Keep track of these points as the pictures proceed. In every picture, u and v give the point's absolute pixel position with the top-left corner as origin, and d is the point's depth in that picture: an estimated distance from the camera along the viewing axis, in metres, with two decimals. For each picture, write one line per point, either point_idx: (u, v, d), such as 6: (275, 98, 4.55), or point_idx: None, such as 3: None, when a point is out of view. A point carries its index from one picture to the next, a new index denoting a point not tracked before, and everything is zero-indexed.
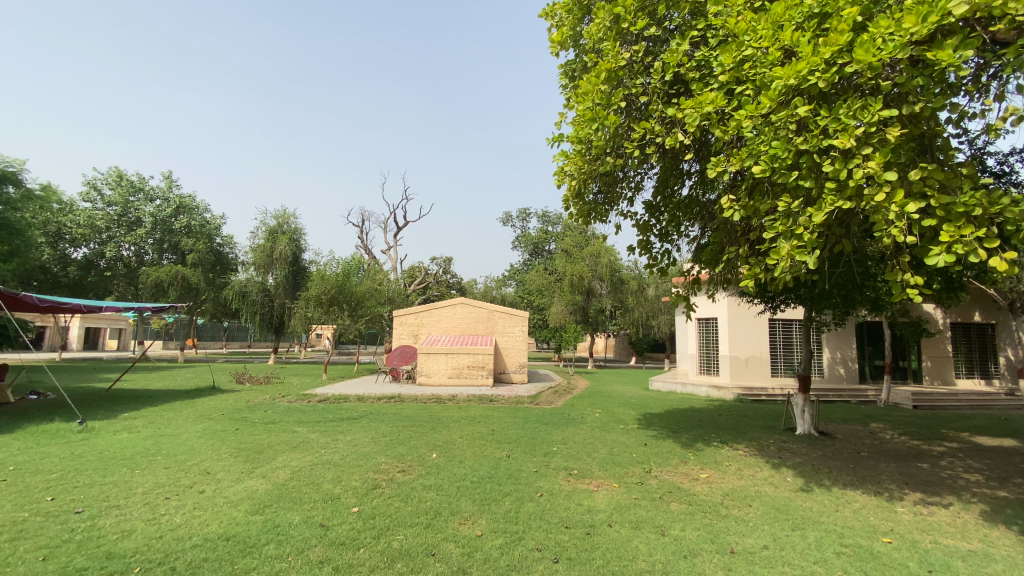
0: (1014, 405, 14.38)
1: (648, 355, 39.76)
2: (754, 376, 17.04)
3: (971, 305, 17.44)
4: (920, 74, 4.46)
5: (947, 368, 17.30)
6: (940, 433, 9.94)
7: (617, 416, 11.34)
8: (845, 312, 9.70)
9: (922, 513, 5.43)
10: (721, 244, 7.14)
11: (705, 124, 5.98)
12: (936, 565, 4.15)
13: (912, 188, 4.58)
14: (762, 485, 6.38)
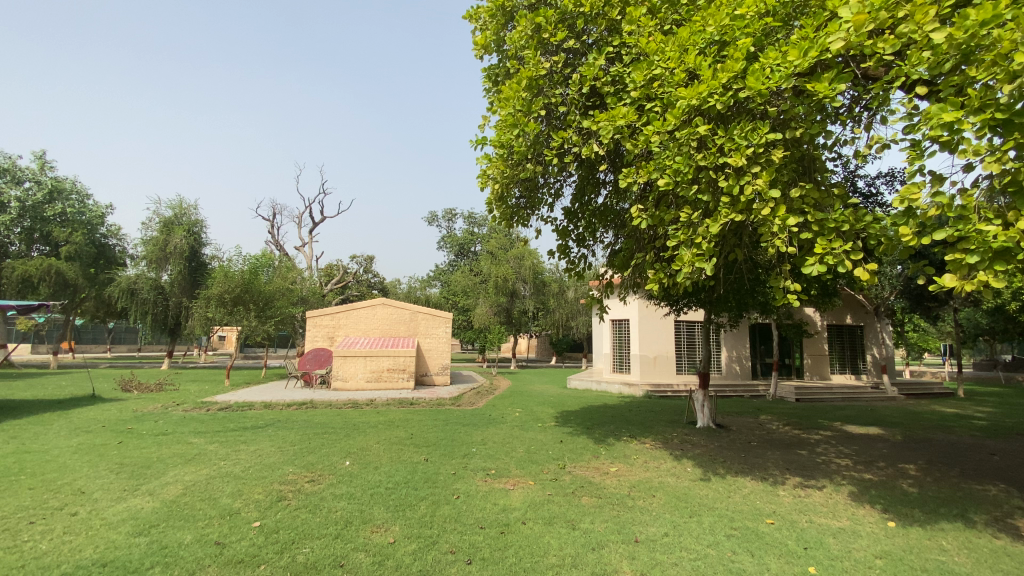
0: (876, 397, 16.56)
1: (568, 355, 41.05)
2: (662, 374, 18.21)
3: (844, 309, 19.86)
4: (801, 103, 5.00)
5: (823, 365, 19.58)
6: (818, 423, 11.21)
7: (537, 415, 11.58)
8: (739, 315, 10.65)
9: (799, 495, 6.10)
10: (632, 251, 7.57)
11: (618, 137, 6.31)
12: (809, 541, 4.67)
13: (794, 205, 5.12)
14: (666, 476, 6.83)
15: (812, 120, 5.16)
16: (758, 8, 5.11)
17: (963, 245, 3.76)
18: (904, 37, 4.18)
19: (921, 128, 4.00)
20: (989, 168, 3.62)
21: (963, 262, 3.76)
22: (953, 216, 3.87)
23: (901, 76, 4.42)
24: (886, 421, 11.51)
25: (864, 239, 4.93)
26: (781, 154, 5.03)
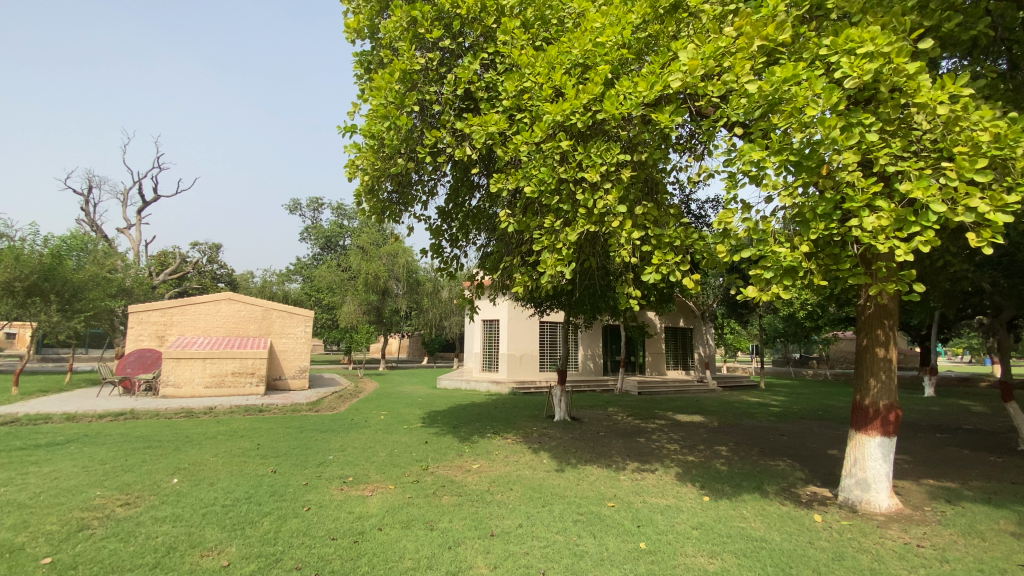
0: (701, 389, 19.33)
1: (439, 356, 40.92)
2: (526, 371, 19.12)
3: (678, 313, 22.81)
4: (648, 130, 5.61)
5: (661, 362, 22.30)
6: (656, 413, 12.68)
7: (402, 416, 11.32)
8: (593, 317, 11.62)
9: (637, 478, 6.84)
10: (501, 254, 7.81)
11: (489, 142, 6.48)
12: (641, 519, 5.26)
13: (639, 221, 5.73)
14: (524, 469, 7.18)
15: (656, 147, 5.82)
16: (616, 39, 5.61)
17: (762, 262, 4.53)
18: (727, 85, 4.91)
19: (736, 163, 4.73)
20: (782, 201, 4.40)
21: (762, 276, 4.52)
22: (757, 238, 4.64)
23: (725, 117, 5.18)
24: (707, 410, 13.44)
25: (693, 254, 5.69)
26: (630, 174, 5.60)
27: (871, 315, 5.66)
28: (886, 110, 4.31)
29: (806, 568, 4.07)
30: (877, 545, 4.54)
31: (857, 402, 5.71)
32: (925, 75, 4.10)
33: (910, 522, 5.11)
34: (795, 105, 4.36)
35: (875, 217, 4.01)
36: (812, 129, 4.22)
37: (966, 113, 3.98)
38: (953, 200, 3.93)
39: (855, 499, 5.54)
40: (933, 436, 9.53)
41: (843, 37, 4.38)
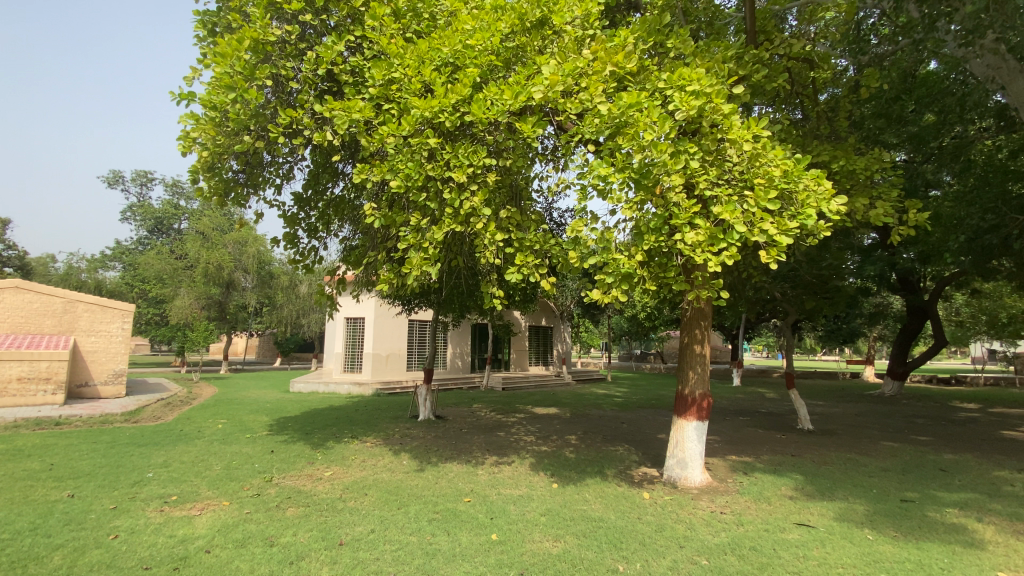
0: (559, 383, 20.69)
1: (296, 356, 37.80)
2: (392, 371, 18.58)
3: (541, 313, 24.10)
4: (513, 137, 5.83)
5: (524, 359, 23.39)
6: (516, 408, 13.26)
7: (245, 424, 10.22)
8: (459, 316, 11.72)
9: (494, 472, 7.07)
10: (365, 248, 7.48)
11: (353, 130, 6.17)
12: (495, 511, 5.44)
13: (503, 224, 5.92)
14: (381, 472, 6.96)
15: (521, 153, 6.08)
16: (485, 44, 5.74)
17: (606, 269, 5.00)
18: (583, 104, 5.33)
19: (588, 176, 5.15)
20: (626, 214, 4.89)
21: (606, 282, 4.98)
22: (604, 246, 5.08)
23: (581, 132, 5.61)
24: (562, 403, 14.42)
25: (551, 258, 6.05)
26: (495, 178, 5.78)
27: (691, 316, 6.60)
28: (707, 141, 5.04)
29: (634, 541, 4.57)
30: (690, 515, 5.29)
31: (679, 392, 6.58)
32: (736, 115, 4.88)
33: (716, 492, 6.05)
34: (637, 129, 4.88)
35: (694, 234, 4.66)
36: (649, 152, 4.77)
37: (763, 152, 4.82)
38: (751, 223, 4.74)
39: (675, 476, 6.40)
40: (737, 419, 11.41)
41: (677, 75, 5.03)
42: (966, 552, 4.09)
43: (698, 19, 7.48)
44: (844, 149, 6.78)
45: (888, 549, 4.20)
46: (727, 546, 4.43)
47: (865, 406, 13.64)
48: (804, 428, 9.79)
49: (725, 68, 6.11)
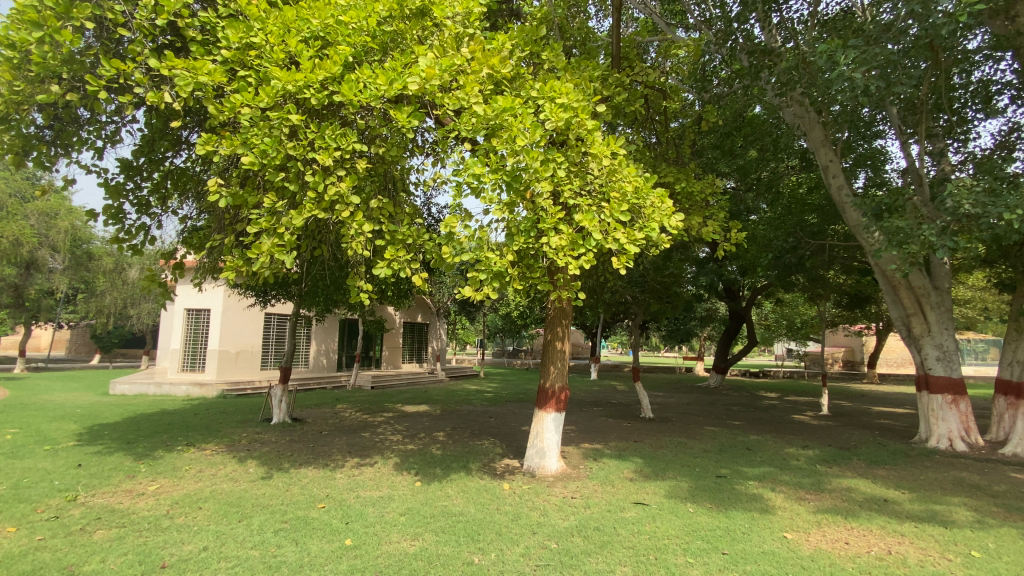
0: (431, 380, 20.48)
1: (121, 352, 32.22)
2: (242, 370, 16.74)
3: (416, 309, 23.67)
4: (386, 125, 5.60)
5: (396, 356, 22.73)
6: (383, 407, 12.82)
7: (42, 434, 8.41)
8: (324, 310, 10.98)
9: (353, 474, 6.74)
10: (211, 230, 6.63)
11: (200, 95, 5.42)
12: (350, 515, 5.19)
13: (371, 214, 5.66)
14: (221, 483, 6.21)
15: (394, 143, 5.89)
16: (360, 24, 5.44)
17: (476, 266, 5.06)
18: (460, 101, 5.32)
19: (462, 174, 5.15)
20: (497, 214, 4.99)
21: (476, 279, 5.04)
22: (474, 244, 5.13)
23: (456, 129, 5.60)
24: (432, 400, 14.33)
25: (422, 253, 5.96)
26: (364, 165, 5.52)
27: (554, 315, 7.00)
28: (573, 153, 5.37)
29: (491, 532, 4.70)
30: (545, 502, 5.60)
31: (542, 386, 6.93)
32: (598, 132, 5.29)
33: (569, 479, 6.49)
34: (511, 132, 5.01)
35: (558, 238, 4.95)
36: (521, 156, 4.93)
37: (620, 169, 5.29)
38: (607, 233, 5.18)
39: (534, 465, 6.74)
40: (593, 410, 12.40)
41: (549, 86, 5.27)
42: (760, 516, 4.93)
43: (572, 37, 7.97)
44: (686, 173, 7.74)
45: (704, 519, 4.88)
46: (575, 528, 4.77)
47: (696, 396, 15.75)
48: (646, 416, 10.98)
49: (592, 87, 6.59)
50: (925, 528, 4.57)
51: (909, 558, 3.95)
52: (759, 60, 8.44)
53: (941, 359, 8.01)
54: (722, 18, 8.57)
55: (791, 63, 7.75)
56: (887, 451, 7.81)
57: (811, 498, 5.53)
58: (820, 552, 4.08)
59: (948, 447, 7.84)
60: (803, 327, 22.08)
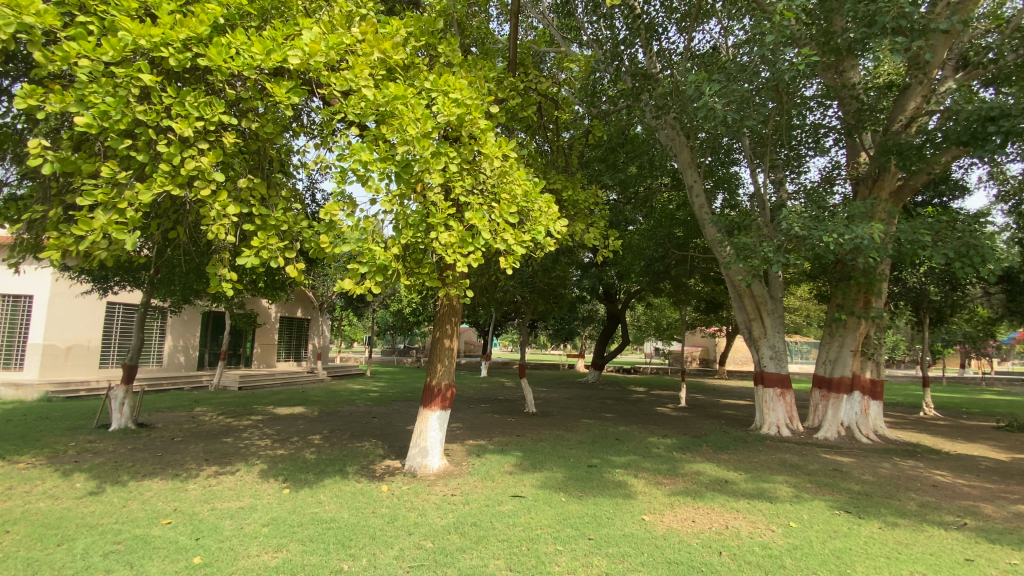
0: (309, 380, 19.16)
1: None
2: (74, 368, 14.20)
3: (295, 303, 22.01)
4: (263, 99, 5.11)
5: (271, 353, 20.92)
6: (252, 409, 11.70)
7: None
8: (183, 300, 9.73)
9: (210, 484, 6.04)
10: (31, 200, 5.51)
11: (19, 36, 4.48)
12: (203, 530, 4.64)
13: (240, 196, 5.11)
14: (35, 502, 5.18)
15: (272, 120, 5.39)
16: None
17: (360, 259, 4.81)
18: (347, 83, 5.03)
19: (347, 160, 4.87)
20: (382, 205, 4.80)
21: (358, 272, 4.79)
22: (356, 235, 4.88)
23: (342, 113, 5.29)
24: (310, 400, 13.43)
25: (299, 241, 5.53)
26: (233, 141, 4.96)
27: (442, 312, 6.93)
28: (466, 151, 5.37)
29: (364, 537, 4.50)
30: (424, 502, 5.51)
31: (427, 384, 6.82)
32: (490, 133, 5.34)
33: (450, 476, 6.47)
34: (401, 122, 4.84)
35: (447, 234, 4.89)
36: (410, 147, 4.79)
37: (511, 171, 5.39)
38: (495, 232, 5.24)
39: (416, 465, 6.61)
40: (478, 406, 12.54)
41: (442, 80, 5.21)
42: (624, 502, 5.34)
43: (471, 35, 7.98)
44: (573, 182, 8.15)
45: (575, 507, 5.16)
46: (452, 525, 4.76)
47: (576, 391, 16.70)
48: (529, 412, 11.37)
49: (487, 88, 6.66)
50: (755, 503, 5.30)
51: (741, 530, 4.54)
52: (641, 83, 9.17)
53: (772, 358, 9.30)
54: (611, 39, 9.17)
55: (667, 89, 8.53)
56: (730, 437, 8.95)
57: (667, 482, 6.13)
58: (672, 531, 4.53)
59: (777, 434, 9.21)
60: (669, 328, 24.52)
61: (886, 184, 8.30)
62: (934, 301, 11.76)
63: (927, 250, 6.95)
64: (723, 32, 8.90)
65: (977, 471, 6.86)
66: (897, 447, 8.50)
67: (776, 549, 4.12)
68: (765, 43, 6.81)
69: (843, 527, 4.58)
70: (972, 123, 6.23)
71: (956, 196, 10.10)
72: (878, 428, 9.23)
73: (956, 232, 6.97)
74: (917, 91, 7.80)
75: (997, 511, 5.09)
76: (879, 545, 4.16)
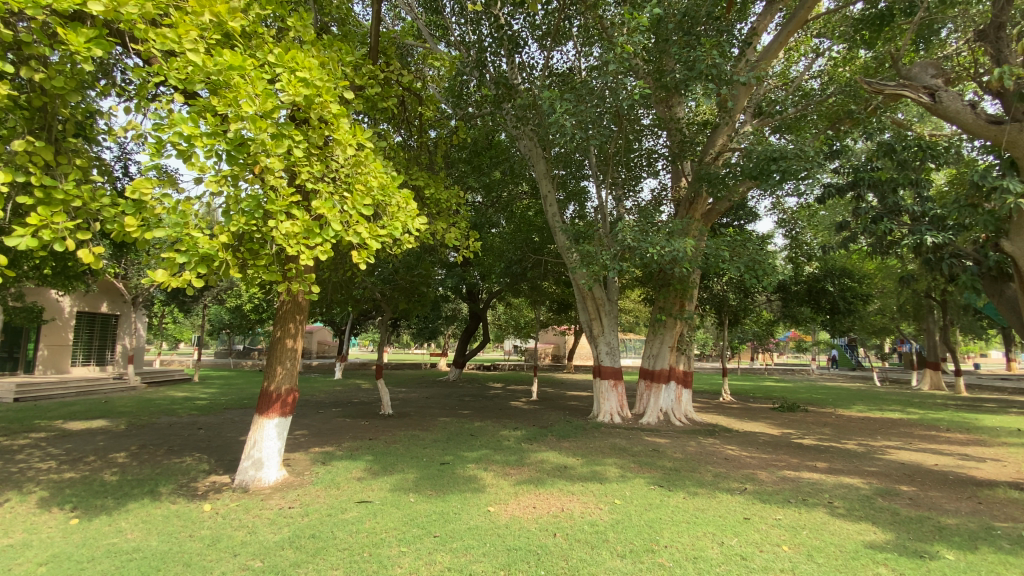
0: (116, 388, 16.06)
1: None
2: None
3: (100, 295, 18.35)
4: (51, 45, 4.18)
5: (63, 357, 17.11)
6: (31, 425, 9.44)
7: None
8: None
9: None
10: None
11: None
12: None
13: (14, 160, 4.11)
14: None
15: (65, 73, 4.44)
16: None
17: (177, 246, 4.20)
18: (170, 42, 4.37)
19: (167, 131, 4.23)
20: (209, 185, 4.25)
21: (175, 261, 4.17)
22: (176, 218, 4.24)
23: (163, 76, 4.57)
24: (115, 412, 11.27)
25: (99, 221, 4.62)
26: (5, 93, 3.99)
27: (286, 309, 6.35)
28: (315, 136, 4.98)
29: (177, 565, 3.93)
30: (255, 518, 5.00)
31: (263, 388, 6.21)
32: (343, 119, 4.99)
33: (289, 488, 5.96)
34: (235, 96, 4.33)
35: (289, 223, 4.47)
36: (246, 125, 4.32)
37: (365, 161, 5.11)
38: (348, 224, 4.93)
39: (249, 478, 5.98)
40: (329, 411, 11.77)
41: (289, 56, 4.79)
42: (472, 496, 5.47)
43: (331, 14, 7.48)
44: (435, 179, 8.09)
45: (423, 506, 5.15)
46: (286, 540, 4.40)
47: (434, 390, 16.62)
48: (385, 413, 11.00)
49: (343, 72, 6.25)
50: (588, 485, 5.84)
51: (575, 511, 4.96)
52: (503, 91, 9.50)
53: (609, 353, 10.33)
54: (476, 43, 9.32)
55: (527, 100, 8.94)
56: (573, 427, 9.72)
57: (514, 472, 6.43)
58: (514, 519, 4.78)
59: (611, 420, 10.27)
60: (526, 327, 25.76)
61: (699, 207, 9.77)
62: (732, 305, 14.20)
63: (726, 263, 8.34)
64: (577, 55, 9.64)
65: (757, 444, 8.43)
66: (702, 427, 10.07)
67: (602, 525, 4.58)
68: (610, 71, 7.57)
69: (657, 500, 5.28)
70: (761, 162, 7.65)
71: (749, 219, 12.32)
72: (688, 413, 10.79)
73: (748, 249, 8.48)
74: (725, 130, 9.29)
75: (768, 476, 6.32)
76: (683, 513, 4.89)
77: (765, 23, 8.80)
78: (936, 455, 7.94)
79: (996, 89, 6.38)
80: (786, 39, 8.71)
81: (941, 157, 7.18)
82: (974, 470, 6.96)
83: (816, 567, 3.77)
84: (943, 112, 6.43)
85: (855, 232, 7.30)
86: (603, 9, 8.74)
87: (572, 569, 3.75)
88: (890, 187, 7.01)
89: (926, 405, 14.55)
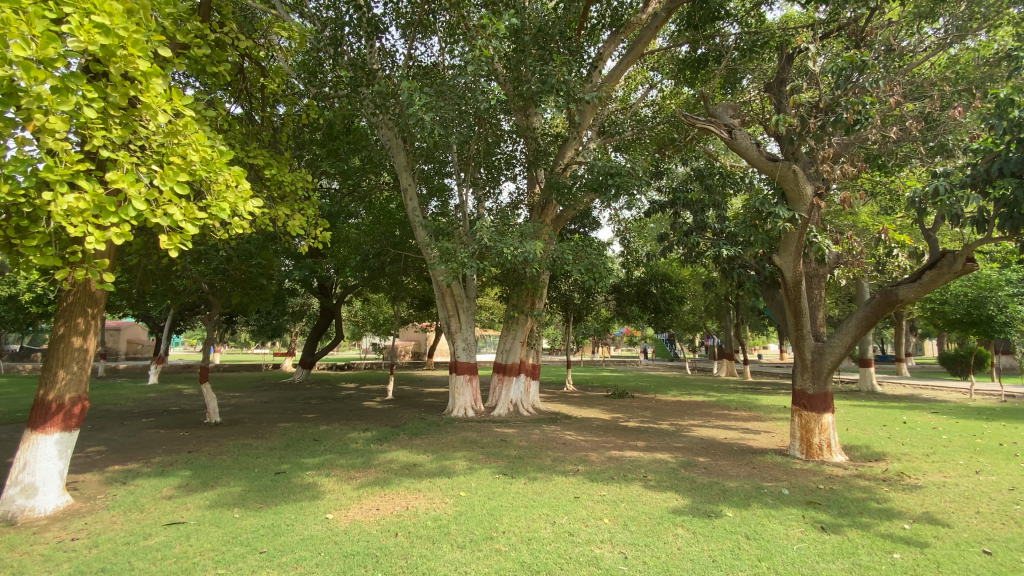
0: None
1: None
2: None
3: None
4: None
5: None
6: None
7: None
8: None
9: None
10: None
11: None
12: None
13: None
14: None
15: None
16: None
17: None
18: None
19: None
20: None
21: None
22: None
23: None
24: None
25: None
26: None
27: (73, 302, 5.19)
28: (115, 94, 4.17)
29: None
30: (21, 556, 4.03)
31: (38, 399, 5.05)
32: (155, 79, 4.26)
33: (74, 516, 4.93)
34: (1, 34, 3.48)
35: (73, 198, 3.69)
36: (15, 72, 3.49)
37: (184, 131, 4.43)
38: (156, 204, 4.21)
39: (15, 509, 4.83)
40: (137, 421, 9.98)
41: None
42: (309, 505, 5.11)
43: None
44: (278, 160, 7.33)
45: (249, 521, 4.65)
46: None
47: (275, 394, 15.11)
48: (212, 421, 9.71)
49: (160, 24, 5.31)
50: (435, 481, 5.86)
51: (420, 508, 4.94)
52: (361, 75, 9.05)
53: (464, 349, 10.45)
54: (333, 20, 8.71)
55: (386, 89, 8.65)
56: (426, 423, 9.67)
57: (358, 475, 6.17)
58: (354, 524, 4.57)
59: (464, 415, 10.43)
60: (384, 324, 24.84)
61: (549, 213, 10.41)
62: (576, 304, 15.49)
63: (570, 266, 9.04)
64: (441, 50, 9.61)
65: (592, 428, 9.32)
66: (546, 416, 10.81)
67: (445, 519, 4.64)
68: (469, 72, 7.66)
69: (500, 488, 5.52)
70: (600, 175, 8.42)
71: (592, 227, 13.54)
72: (535, 403, 11.48)
73: (589, 254, 9.28)
74: (573, 143, 10.03)
75: (598, 457, 7.03)
76: (522, 498, 5.18)
77: (610, 50, 9.74)
78: (726, 430, 9.61)
79: (775, 132, 7.89)
80: (626, 67, 9.75)
81: (737, 184, 8.65)
82: (751, 441, 8.58)
83: (629, 534, 4.29)
84: (737, 147, 7.79)
85: (672, 244, 8.42)
86: (466, 10, 8.80)
87: (410, 566, 3.73)
88: (698, 207, 8.27)
89: (722, 389, 17.56)
